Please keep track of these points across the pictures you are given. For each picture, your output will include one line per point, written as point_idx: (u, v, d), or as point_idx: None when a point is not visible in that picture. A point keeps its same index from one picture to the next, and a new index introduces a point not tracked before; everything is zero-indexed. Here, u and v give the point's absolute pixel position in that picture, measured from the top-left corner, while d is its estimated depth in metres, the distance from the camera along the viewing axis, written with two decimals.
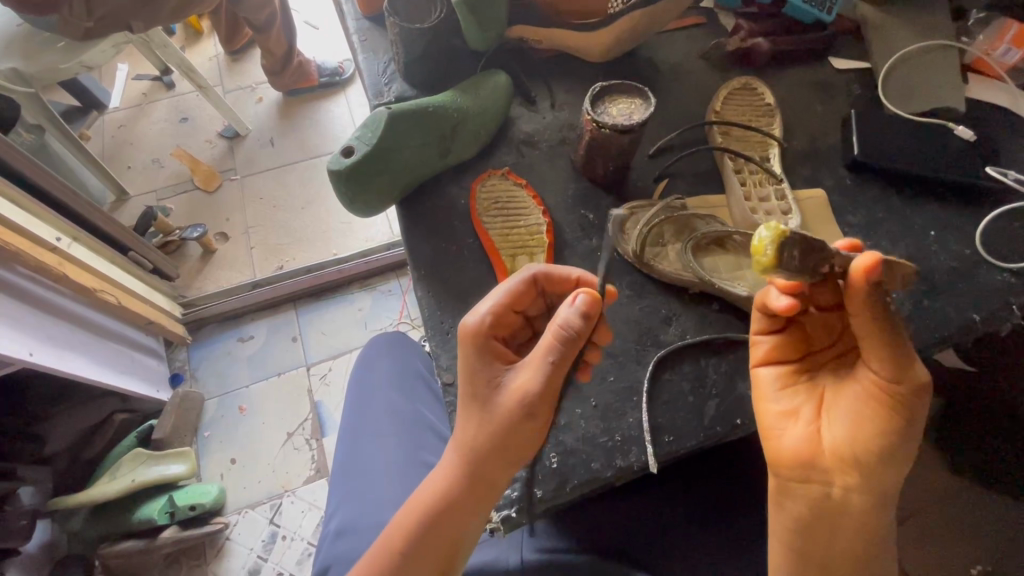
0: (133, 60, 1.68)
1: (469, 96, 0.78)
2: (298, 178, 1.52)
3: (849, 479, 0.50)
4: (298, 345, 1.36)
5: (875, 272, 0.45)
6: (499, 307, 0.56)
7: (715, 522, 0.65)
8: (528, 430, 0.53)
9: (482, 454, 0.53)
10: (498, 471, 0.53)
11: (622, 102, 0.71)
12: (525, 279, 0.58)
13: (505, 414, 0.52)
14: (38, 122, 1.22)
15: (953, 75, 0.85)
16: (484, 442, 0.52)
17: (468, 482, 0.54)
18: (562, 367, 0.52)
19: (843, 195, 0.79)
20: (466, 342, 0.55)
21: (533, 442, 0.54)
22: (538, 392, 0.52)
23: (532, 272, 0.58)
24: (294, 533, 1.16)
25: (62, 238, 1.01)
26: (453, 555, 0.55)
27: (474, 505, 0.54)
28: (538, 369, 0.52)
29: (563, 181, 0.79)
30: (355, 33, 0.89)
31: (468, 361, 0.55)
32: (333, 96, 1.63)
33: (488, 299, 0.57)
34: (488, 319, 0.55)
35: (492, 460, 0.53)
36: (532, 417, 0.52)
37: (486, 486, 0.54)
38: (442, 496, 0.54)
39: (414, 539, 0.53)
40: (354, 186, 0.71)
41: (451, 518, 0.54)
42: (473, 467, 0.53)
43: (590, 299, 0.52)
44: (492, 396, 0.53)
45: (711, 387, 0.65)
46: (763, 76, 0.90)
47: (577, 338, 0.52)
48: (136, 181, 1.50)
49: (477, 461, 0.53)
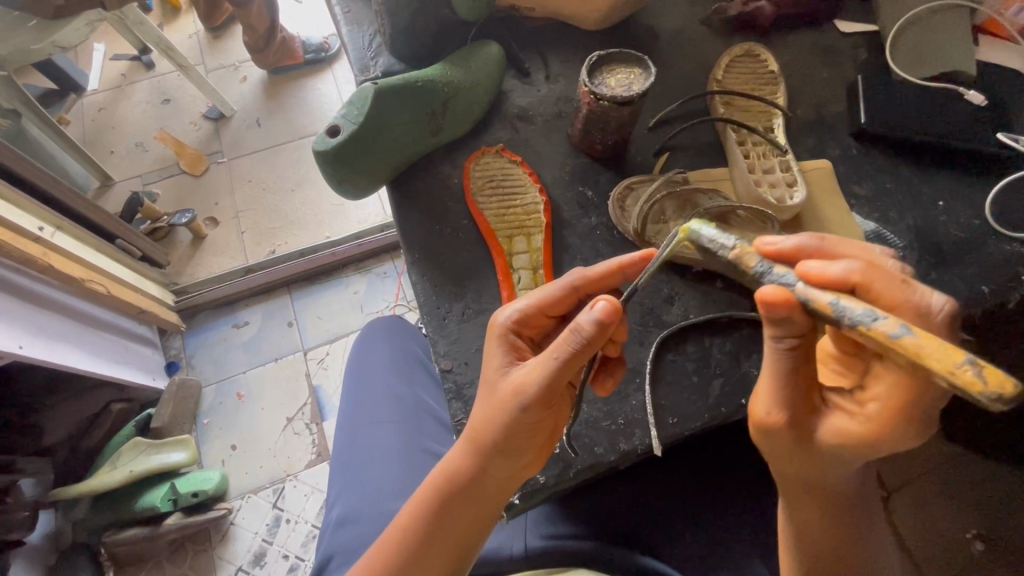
0: (110, 39, 1.62)
1: (460, 69, 0.74)
2: (287, 159, 1.48)
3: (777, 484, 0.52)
4: (293, 329, 1.34)
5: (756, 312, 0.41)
6: (529, 309, 0.55)
7: (717, 501, 0.65)
8: (530, 422, 0.51)
9: (486, 444, 0.51)
10: (502, 463, 0.52)
11: (621, 72, 0.68)
12: (561, 288, 0.55)
13: (504, 406, 0.51)
14: (13, 107, 1.17)
15: (964, 37, 0.82)
16: (488, 432, 0.51)
17: (470, 476, 0.53)
18: (567, 370, 0.49)
19: (850, 166, 0.77)
20: (492, 336, 0.56)
21: (532, 439, 0.52)
22: (539, 393, 0.49)
23: (571, 279, 0.55)
24: (299, 515, 1.16)
25: (45, 227, 0.97)
26: (456, 551, 0.54)
27: (482, 496, 0.53)
28: (543, 368, 0.49)
29: (560, 157, 0.76)
30: (338, 4, 0.85)
31: (490, 355, 0.55)
32: (319, 73, 1.58)
33: (521, 299, 0.56)
34: (512, 318, 0.55)
35: (492, 456, 0.52)
36: (529, 416, 0.50)
37: (486, 482, 0.53)
38: (442, 492, 0.53)
39: (414, 535, 0.53)
40: (342, 167, 0.68)
41: (457, 507, 0.53)
42: (474, 461, 0.52)
43: (611, 307, 0.48)
44: (497, 388, 0.52)
45: (716, 367, 0.64)
46: (766, 43, 0.86)
47: (588, 345, 0.48)
48: (119, 166, 1.45)
49: (478, 457, 0.52)
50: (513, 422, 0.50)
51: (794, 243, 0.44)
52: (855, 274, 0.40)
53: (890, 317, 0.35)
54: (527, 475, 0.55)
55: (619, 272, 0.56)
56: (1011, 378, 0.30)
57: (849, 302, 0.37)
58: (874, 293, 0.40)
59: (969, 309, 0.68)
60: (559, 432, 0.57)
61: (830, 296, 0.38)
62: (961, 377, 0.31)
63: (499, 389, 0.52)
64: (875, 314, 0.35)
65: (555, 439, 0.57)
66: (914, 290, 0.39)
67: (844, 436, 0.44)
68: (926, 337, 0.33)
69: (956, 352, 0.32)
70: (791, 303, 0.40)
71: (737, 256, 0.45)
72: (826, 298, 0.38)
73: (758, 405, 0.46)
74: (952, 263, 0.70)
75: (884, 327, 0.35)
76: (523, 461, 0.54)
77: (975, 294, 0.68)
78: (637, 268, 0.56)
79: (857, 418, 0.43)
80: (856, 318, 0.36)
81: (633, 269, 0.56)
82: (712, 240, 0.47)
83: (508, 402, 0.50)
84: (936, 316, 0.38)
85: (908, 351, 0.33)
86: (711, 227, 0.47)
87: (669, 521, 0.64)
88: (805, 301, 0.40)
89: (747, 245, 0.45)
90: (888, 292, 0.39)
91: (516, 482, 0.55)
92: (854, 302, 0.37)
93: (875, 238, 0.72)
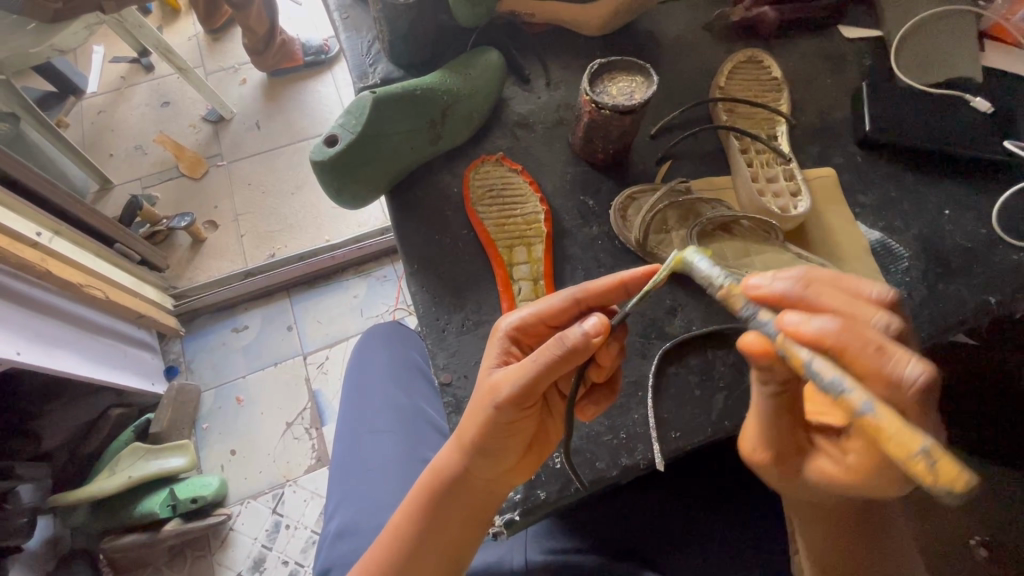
0: (109, 42, 1.61)
1: (460, 76, 0.73)
2: (287, 162, 1.47)
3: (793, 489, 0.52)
4: (293, 334, 1.33)
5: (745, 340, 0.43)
6: (530, 317, 0.54)
7: (721, 515, 0.64)
8: (506, 423, 0.50)
9: (467, 442, 0.51)
10: (485, 463, 0.52)
11: (622, 80, 0.67)
12: (562, 300, 0.53)
13: (480, 404, 0.51)
14: (13, 110, 1.16)
15: (970, 42, 0.81)
16: (468, 429, 0.51)
17: (456, 476, 0.52)
18: (545, 375, 0.48)
19: (855, 173, 0.76)
20: (494, 339, 0.56)
21: (514, 437, 0.52)
22: (512, 394, 0.49)
23: (572, 292, 0.53)
24: (298, 521, 1.15)
25: (43, 232, 0.97)
26: (446, 559, 0.53)
27: (468, 497, 0.53)
28: (521, 373, 0.49)
29: (561, 166, 0.75)
30: (336, 10, 0.84)
31: (485, 358, 0.56)
32: (319, 76, 1.57)
33: (524, 307, 0.55)
34: (510, 323, 0.54)
35: (475, 456, 0.52)
36: (505, 416, 0.50)
37: (472, 486, 0.53)
38: (429, 497, 0.53)
39: (399, 538, 0.53)
40: (340, 176, 0.67)
41: (445, 509, 0.53)
42: (458, 464, 0.52)
43: (598, 327, 0.47)
44: (480, 388, 0.53)
45: (719, 380, 0.63)
46: (769, 49, 0.85)
47: (570, 354, 0.47)
48: (118, 168, 1.45)
49: (462, 458, 0.52)
50: (488, 422, 0.50)
51: (778, 289, 0.42)
52: (831, 335, 0.37)
53: (858, 389, 0.34)
54: (512, 479, 0.54)
55: (622, 287, 0.52)
56: (966, 477, 0.28)
57: (823, 364, 0.35)
58: (848, 357, 0.37)
59: (976, 320, 0.67)
60: (546, 443, 0.56)
61: (805, 355, 0.37)
62: (917, 466, 0.29)
63: (482, 387, 0.52)
64: (844, 383, 0.34)
65: (544, 446, 0.56)
66: (889, 358, 0.36)
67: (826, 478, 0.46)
68: (890, 417, 0.31)
69: (916, 438, 0.30)
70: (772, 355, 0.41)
71: (723, 298, 0.43)
72: (801, 357, 0.37)
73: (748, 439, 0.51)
74: (958, 273, 0.69)
75: (852, 400, 0.33)
76: (506, 462, 0.53)
77: (981, 305, 0.67)
78: (641, 283, 0.53)
79: (836, 461, 0.45)
80: (826, 384, 0.35)
81: (637, 285, 0.53)
82: (704, 276, 0.45)
83: (484, 398, 0.50)
84: (909, 389, 0.35)
85: (870, 427, 0.32)
86: (703, 260, 0.45)
87: (671, 533, 0.63)
88: (782, 353, 0.38)
89: (733, 284, 0.43)
90: (861, 358, 0.36)
91: (503, 484, 0.54)
92: (825, 367, 0.35)
93: (881, 248, 0.71)
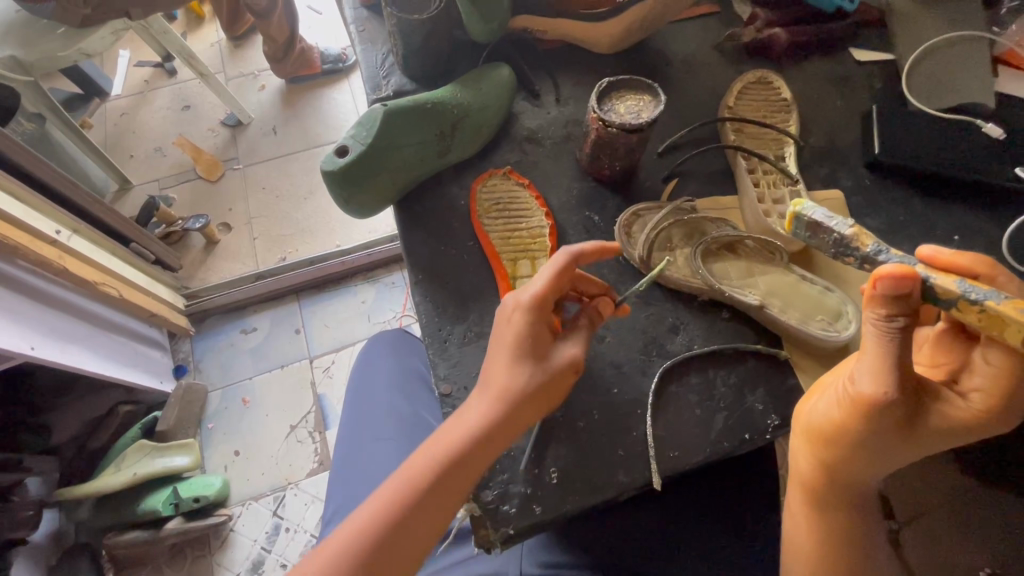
0: (135, 46, 1.65)
1: (470, 90, 0.75)
2: (302, 167, 1.50)
3: (846, 455, 0.51)
4: (301, 336, 1.34)
5: (878, 286, 0.42)
6: (547, 285, 0.57)
7: (718, 538, 0.64)
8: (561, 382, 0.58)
9: (520, 397, 0.53)
10: (527, 413, 0.54)
11: (630, 99, 0.68)
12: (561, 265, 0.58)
13: (549, 375, 0.55)
14: (38, 110, 1.19)
15: (982, 68, 0.80)
16: (534, 392, 0.54)
17: (493, 424, 0.53)
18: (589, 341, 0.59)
19: (863, 196, 0.76)
20: (516, 314, 0.55)
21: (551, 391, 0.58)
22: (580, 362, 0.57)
23: (571, 256, 0.58)
24: (298, 525, 1.16)
25: (62, 231, 0.99)
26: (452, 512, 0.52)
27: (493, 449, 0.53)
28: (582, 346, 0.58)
29: (568, 181, 0.76)
30: (353, 23, 0.86)
31: (518, 331, 0.55)
32: (336, 84, 1.60)
33: (536, 279, 0.57)
34: (537, 292, 0.56)
35: (514, 412, 0.53)
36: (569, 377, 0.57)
37: (500, 439, 0.53)
38: (458, 447, 0.52)
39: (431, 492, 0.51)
40: (349, 186, 0.68)
41: (472, 459, 0.52)
42: (493, 419, 0.53)
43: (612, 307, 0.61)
44: (539, 356, 0.55)
45: (719, 401, 0.63)
46: (780, 69, 0.85)
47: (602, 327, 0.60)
48: (137, 169, 1.48)
49: (498, 412, 0.53)
50: (559, 386, 0.56)
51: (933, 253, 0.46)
52: (979, 265, 0.46)
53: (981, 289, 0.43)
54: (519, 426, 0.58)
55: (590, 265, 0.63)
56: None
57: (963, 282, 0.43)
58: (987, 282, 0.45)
59: None
60: None
61: (954, 279, 0.43)
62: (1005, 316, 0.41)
63: (547, 362, 0.55)
64: (995, 294, 0.42)
65: None
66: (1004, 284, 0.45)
67: (951, 423, 0.46)
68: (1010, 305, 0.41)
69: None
70: (912, 277, 0.42)
71: (853, 234, 0.48)
72: (951, 280, 0.43)
73: (870, 387, 0.46)
74: None
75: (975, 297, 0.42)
76: None
77: None
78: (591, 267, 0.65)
79: (964, 409, 0.46)
80: (967, 291, 0.43)
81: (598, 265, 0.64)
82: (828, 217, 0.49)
83: (498, 398, 0.53)
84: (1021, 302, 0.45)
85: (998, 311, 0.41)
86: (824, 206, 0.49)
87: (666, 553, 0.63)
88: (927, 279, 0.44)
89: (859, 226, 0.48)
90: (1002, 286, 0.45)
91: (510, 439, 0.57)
92: (974, 285, 0.43)
93: None
